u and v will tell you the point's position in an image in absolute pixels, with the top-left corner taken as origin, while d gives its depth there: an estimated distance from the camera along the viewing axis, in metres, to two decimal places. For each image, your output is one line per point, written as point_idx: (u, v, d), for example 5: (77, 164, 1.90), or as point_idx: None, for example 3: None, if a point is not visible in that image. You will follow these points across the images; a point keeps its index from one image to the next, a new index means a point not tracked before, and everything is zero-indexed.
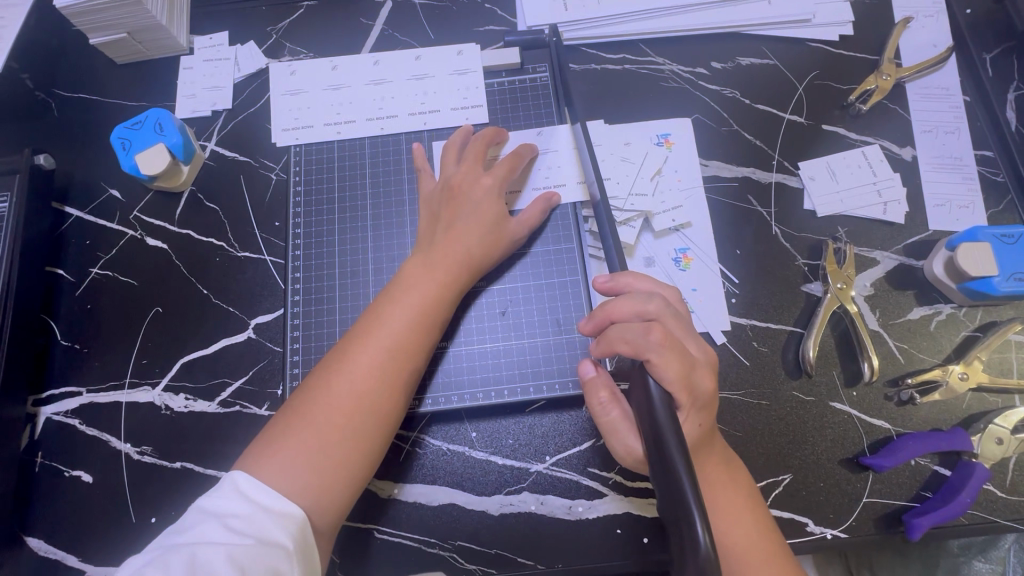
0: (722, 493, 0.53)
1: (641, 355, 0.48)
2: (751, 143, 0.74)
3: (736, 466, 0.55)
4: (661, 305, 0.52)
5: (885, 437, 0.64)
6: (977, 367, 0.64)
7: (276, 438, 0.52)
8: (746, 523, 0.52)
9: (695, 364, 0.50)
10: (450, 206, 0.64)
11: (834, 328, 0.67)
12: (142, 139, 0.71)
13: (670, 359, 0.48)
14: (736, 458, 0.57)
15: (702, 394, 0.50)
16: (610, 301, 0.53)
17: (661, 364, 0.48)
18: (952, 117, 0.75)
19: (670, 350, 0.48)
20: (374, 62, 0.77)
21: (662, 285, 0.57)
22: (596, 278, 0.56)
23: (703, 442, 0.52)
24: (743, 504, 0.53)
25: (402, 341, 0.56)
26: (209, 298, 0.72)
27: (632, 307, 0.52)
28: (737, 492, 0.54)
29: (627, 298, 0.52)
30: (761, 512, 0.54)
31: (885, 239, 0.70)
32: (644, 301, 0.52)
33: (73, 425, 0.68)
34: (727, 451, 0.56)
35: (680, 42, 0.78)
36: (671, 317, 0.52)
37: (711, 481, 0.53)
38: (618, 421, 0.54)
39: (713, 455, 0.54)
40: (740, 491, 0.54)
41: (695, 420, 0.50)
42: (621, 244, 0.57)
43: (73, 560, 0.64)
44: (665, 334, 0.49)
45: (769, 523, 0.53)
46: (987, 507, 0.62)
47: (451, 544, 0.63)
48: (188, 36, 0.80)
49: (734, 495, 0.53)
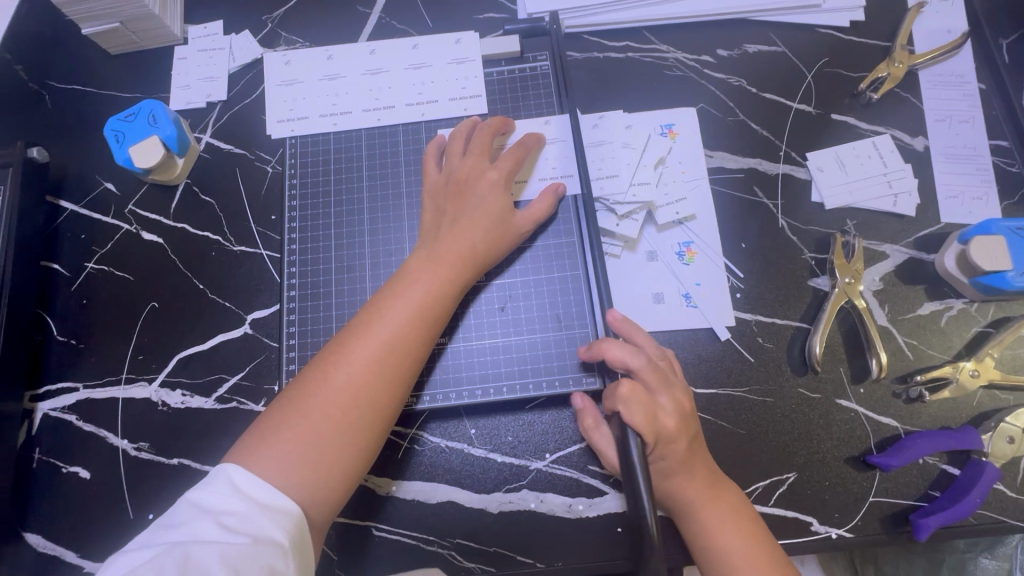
0: (706, 510, 0.53)
1: (611, 407, 0.52)
2: (757, 134, 0.72)
3: (723, 484, 0.55)
4: (646, 360, 0.54)
5: (892, 436, 0.63)
6: (988, 364, 0.63)
7: (270, 430, 0.51)
8: (736, 536, 0.52)
9: (663, 412, 0.52)
10: (455, 201, 0.63)
11: (841, 323, 0.66)
12: (136, 131, 0.70)
13: (637, 411, 0.50)
14: (721, 475, 0.57)
15: (669, 431, 0.52)
16: (605, 340, 0.55)
17: (627, 412, 0.50)
18: (966, 105, 0.72)
19: (641, 401, 0.51)
20: (371, 51, 0.75)
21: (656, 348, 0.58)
22: (612, 312, 0.58)
23: (679, 467, 0.54)
24: (732, 519, 0.53)
25: (403, 336, 0.55)
26: (206, 293, 0.71)
27: (622, 354, 0.54)
28: (723, 506, 0.54)
29: (620, 346, 0.54)
30: (749, 521, 0.53)
31: (895, 232, 0.68)
32: (633, 354, 0.54)
33: (70, 420, 0.68)
34: (715, 471, 0.56)
35: (685, 29, 0.76)
36: (653, 372, 0.53)
37: (693, 498, 0.54)
38: (603, 446, 0.59)
39: (697, 473, 0.54)
40: (726, 508, 0.54)
41: (663, 455, 0.53)
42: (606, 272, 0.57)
43: (72, 556, 0.64)
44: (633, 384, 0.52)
45: (758, 531, 0.53)
46: (996, 506, 0.61)
47: (450, 542, 0.62)
48: (182, 26, 0.78)
49: (720, 510, 0.53)
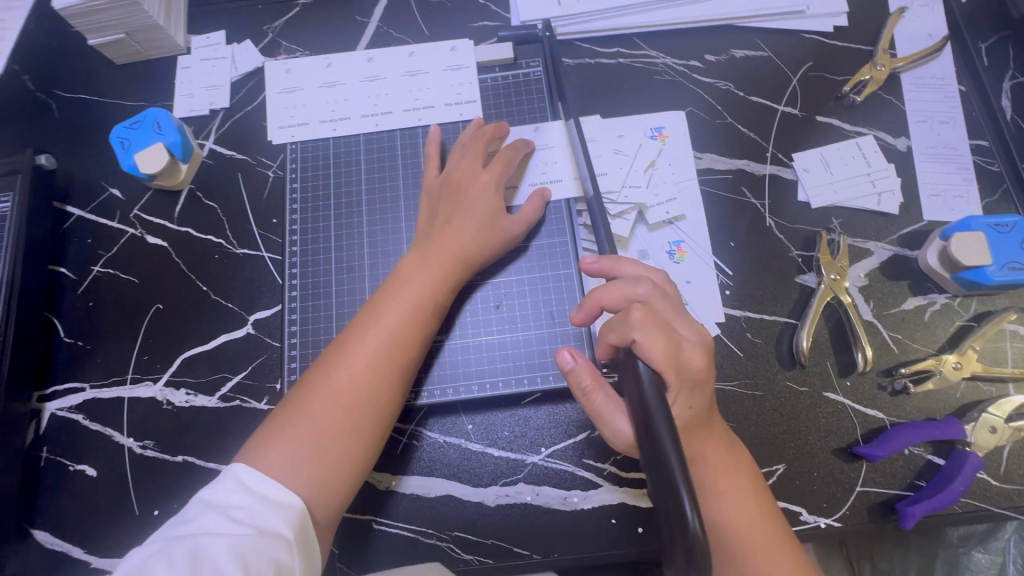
0: (722, 473, 0.54)
1: (626, 336, 0.50)
2: (745, 136, 0.74)
3: (738, 449, 0.56)
4: (650, 286, 0.54)
5: (879, 427, 0.64)
6: (971, 356, 0.64)
7: (276, 432, 0.52)
8: (744, 502, 0.53)
9: (685, 343, 0.51)
10: (447, 202, 0.65)
11: (828, 318, 0.68)
12: (141, 138, 0.72)
13: (655, 339, 0.48)
14: (737, 440, 0.57)
15: (693, 371, 0.51)
16: (597, 288, 0.55)
17: (648, 344, 0.48)
18: (947, 107, 0.75)
19: (656, 327, 0.49)
20: (369, 58, 0.78)
21: (649, 269, 0.58)
22: (587, 259, 0.57)
23: (699, 421, 0.53)
24: (744, 486, 0.54)
25: (398, 335, 0.57)
26: (209, 295, 0.73)
27: (622, 291, 0.54)
28: (737, 472, 0.54)
29: (617, 284, 0.54)
30: (763, 494, 0.55)
31: (879, 230, 0.70)
32: (634, 284, 0.54)
33: (77, 420, 0.69)
34: (728, 436, 0.57)
35: (674, 35, 0.78)
36: (660, 298, 0.53)
37: (710, 461, 0.54)
38: (604, 407, 0.54)
39: (712, 437, 0.55)
40: (742, 474, 0.54)
41: (687, 400, 0.51)
42: (610, 234, 0.58)
43: (79, 552, 0.65)
44: (646, 310, 0.50)
45: (770, 505, 0.54)
46: (980, 495, 0.62)
47: (448, 534, 0.64)
48: (185, 35, 0.81)
49: (734, 474, 0.54)
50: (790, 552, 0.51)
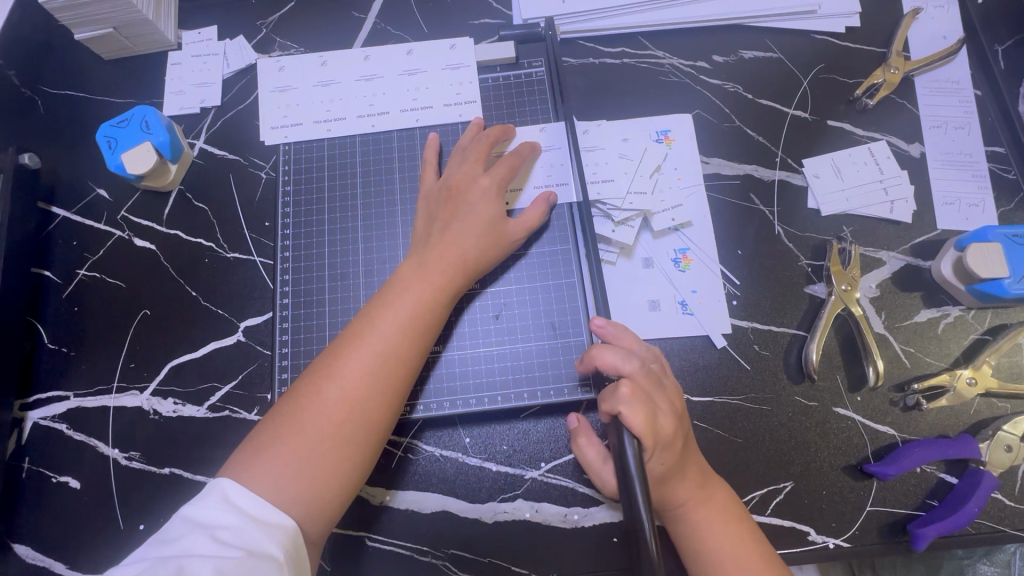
0: (696, 507, 0.54)
1: (613, 409, 0.50)
2: (753, 140, 0.72)
3: (713, 482, 0.56)
4: (638, 363, 0.54)
5: (890, 445, 0.62)
6: (986, 372, 0.62)
7: (264, 445, 0.50)
8: (720, 532, 0.53)
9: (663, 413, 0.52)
10: (448, 208, 0.63)
11: (838, 330, 0.65)
12: (127, 137, 0.69)
13: (639, 413, 0.50)
14: (711, 472, 0.57)
15: (664, 434, 0.51)
16: (592, 349, 0.55)
17: (630, 415, 0.49)
18: (962, 112, 0.72)
19: (639, 403, 0.50)
20: (365, 57, 0.75)
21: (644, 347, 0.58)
22: (595, 320, 0.58)
23: (675, 471, 0.53)
24: (720, 517, 0.54)
25: (394, 346, 0.54)
26: (198, 301, 0.70)
27: (613, 360, 0.54)
28: (712, 505, 0.54)
29: (608, 350, 0.54)
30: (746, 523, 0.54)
31: (892, 239, 0.68)
32: (624, 357, 0.54)
33: (60, 429, 0.67)
34: (704, 468, 0.56)
35: (681, 35, 0.76)
36: (646, 375, 0.54)
37: (685, 498, 0.54)
38: (593, 461, 0.59)
39: (687, 479, 0.54)
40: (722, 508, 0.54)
41: (659, 459, 0.51)
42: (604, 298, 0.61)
43: (61, 567, 0.63)
44: (633, 387, 0.51)
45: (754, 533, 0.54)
46: (994, 515, 0.61)
47: (444, 552, 0.62)
48: (175, 30, 0.78)
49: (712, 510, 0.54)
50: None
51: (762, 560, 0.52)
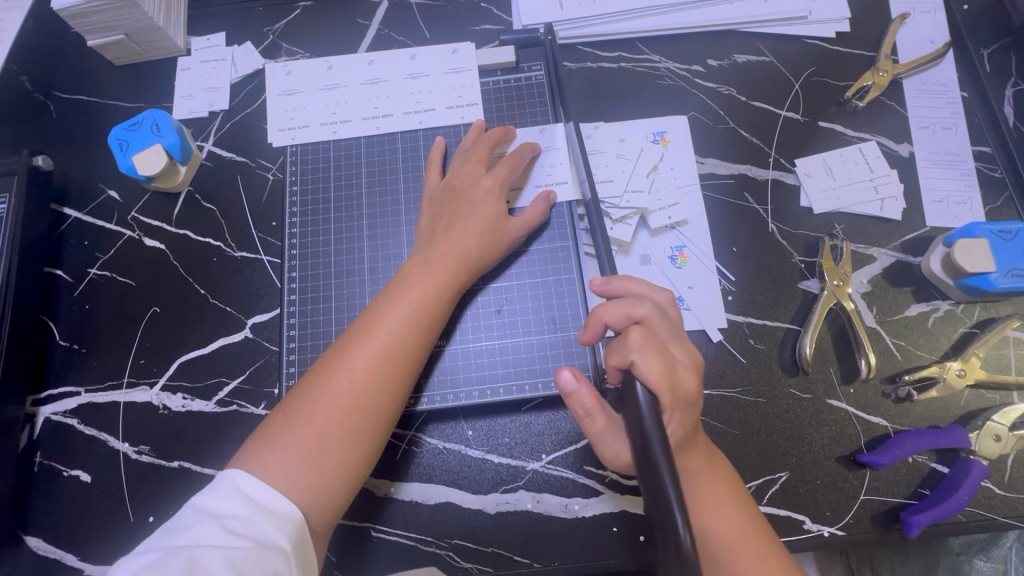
0: (704, 483, 0.54)
1: (626, 358, 0.50)
2: (747, 141, 0.74)
3: (719, 460, 0.57)
4: (651, 308, 0.54)
5: (882, 435, 0.64)
6: (975, 364, 0.64)
7: (275, 435, 0.52)
8: (729, 510, 0.53)
9: (677, 366, 0.52)
10: (451, 207, 0.65)
11: (831, 325, 0.67)
12: (139, 139, 0.71)
13: (654, 362, 0.49)
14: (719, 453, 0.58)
15: (681, 389, 0.51)
16: (599, 307, 0.55)
17: (644, 364, 0.49)
18: (949, 113, 0.75)
19: (653, 351, 0.50)
20: (370, 61, 0.77)
21: (657, 290, 0.58)
22: (594, 279, 0.58)
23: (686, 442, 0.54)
24: (727, 494, 0.54)
25: (400, 339, 0.56)
26: (207, 298, 0.72)
27: (622, 311, 0.54)
28: (720, 482, 0.55)
29: (617, 304, 0.54)
30: (747, 502, 0.55)
31: (883, 236, 0.70)
32: (634, 304, 0.54)
33: (71, 425, 0.68)
34: (710, 448, 0.57)
35: (676, 40, 0.78)
36: (659, 320, 0.53)
37: (694, 472, 0.54)
38: (603, 429, 0.54)
39: (695, 454, 0.55)
40: (726, 486, 0.55)
41: (677, 415, 0.51)
42: (607, 245, 0.59)
43: (72, 559, 0.64)
44: (645, 334, 0.51)
45: (754, 514, 0.55)
46: (984, 504, 0.62)
47: (448, 542, 0.63)
48: (184, 37, 0.80)
49: (717, 488, 0.54)
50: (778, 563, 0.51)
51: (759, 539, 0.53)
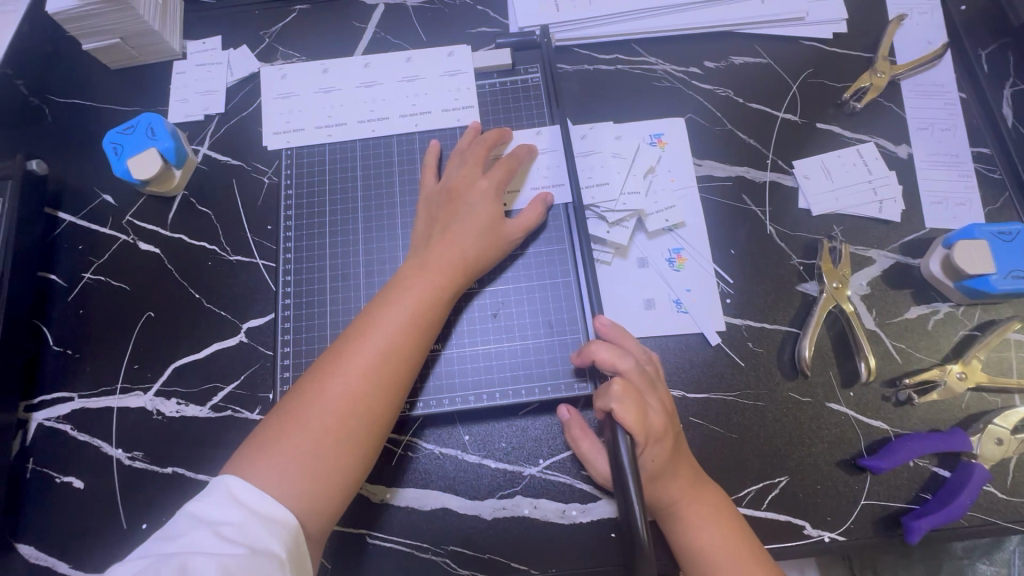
0: (690, 505, 0.55)
1: (605, 405, 0.52)
2: (745, 143, 0.73)
3: (706, 482, 0.57)
4: (632, 363, 0.55)
5: (883, 439, 0.63)
6: (975, 366, 0.63)
7: (269, 441, 0.51)
8: (714, 531, 0.54)
9: (653, 406, 0.54)
10: (447, 209, 0.65)
11: (830, 327, 0.67)
12: (133, 143, 0.71)
13: (630, 408, 0.51)
14: (703, 472, 0.58)
15: (655, 428, 0.53)
16: (591, 345, 0.57)
17: (622, 410, 0.50)
18: (948, 114, 0.74)
19: (632, 400, 0.52)
20: (365, 64, 0.77)
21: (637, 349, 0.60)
22: (600, 319, 0.60)
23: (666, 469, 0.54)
24: (714, 515, 0.55)
25: (396, 343, 0.56)
26: (202, 303, 0.72)
27: (609, 358, 0.55)
28: (705, 503, 0.55)
29: (606, 346, 0.56)
30: (734, 520, 0.55)
31: (881, 238, 0.70)
32: (619, 355, 0.55)
33: (65, 430, 0.68)
34: (697, 468, 0.57)
35: (673, 42, 0.78)
36: (639, 374, 0.55)
37: (677, 496, 0.55)
38: (587, 451, 0.61)
39: (679, 475, 0.55)
40: (711, 504, 0.56)
41: (651, 454, 0.53)
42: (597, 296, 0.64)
43: (64, 567, 0.64)
44: (626, 383, 0.53)
45: (742, 530, 0.55)
46: (986, 508, 0.61)
47: (444, 549, 0.62)
48: (180, 40, 0.80)
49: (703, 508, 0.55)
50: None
51: (748, 554, 0.53)
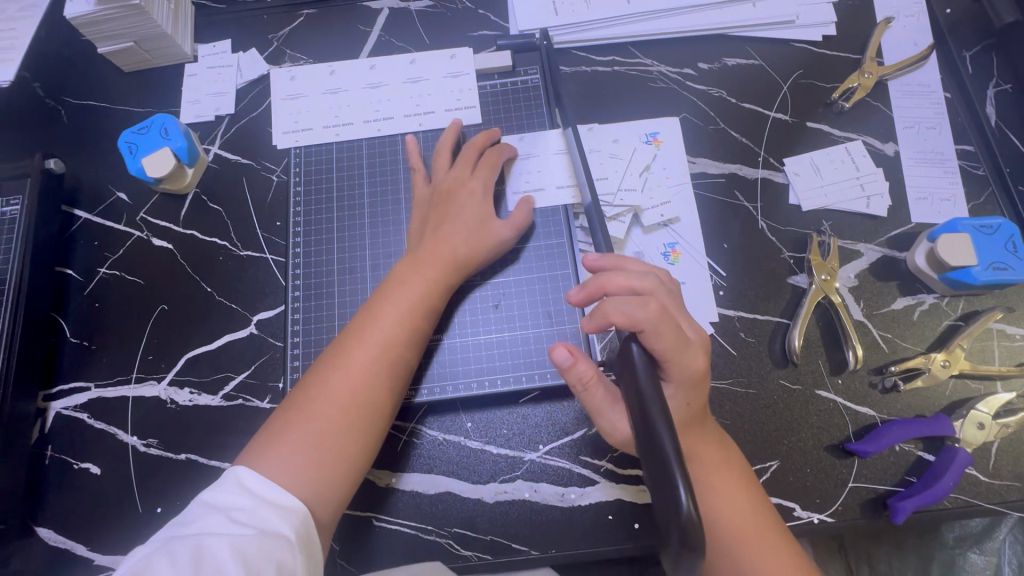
0: (717, 472, 0.56)
1: (635, 323, 0.50)
2: (737, 141, 0.76)
3: (732, 453, 0.58)
4: (653, 283, 0.55)
5: (870, 424, 0.66)
6: (959, 355, 0.66)
7: (276, 433, 0.54)
8: (741, 498, 0.55)
9: (692, 344, 0.53)
10: (438, 209, 0.67)
11: (819, 318, 0.69)
12: (148, 144, 0.74)
13: (665, 332, 0.50)
14: (731, 443, 0.59)
15: (697, 367, 0.53)
16: (602, 275, 0.55)
17: (655, 335, 0.50)
18: (933, 113, 0.77)
19: (666, 324, 0.51)
20: (371, 66, 0.80)
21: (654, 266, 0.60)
22: (588, 256, 0.58)
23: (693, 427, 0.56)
24: (737, 484, 0.56)
25: (393, 337, 0.59)
26: (214, 296, 0.74)
27: (625, 283, 0.54)
28: (732, 470, 0.56)
29: (622, 274, 0.55)
30: (757, 491, 0.57)
31: (869, 232, 0.72)
32: (636, 278, 0.55)
33: (81, 419, 0.70)
34: (723, 438, 0.59)
35: (667, 44, 0.81)
36: (662, 292, 0.55)
37: (705, 459, 0.56)
38: (602, 400, 0.56)
39: (707, 440, 0.57)
40: (735, 472, 0.57)
41: (682, 396, 0.53)
42: (608, 235, 0.61)
43: (82, 549, 0.66)
44: (659, 305, 0.51)
45: (762, 500, 0.56)
46: (969, 491, 0.64)
47: (448, 531, 0.65)
48: (191, 44, 0.83)
49: (729, 474, 0.56)
50: (782, 548, 0.53)
51: (767, 526, 0.54)
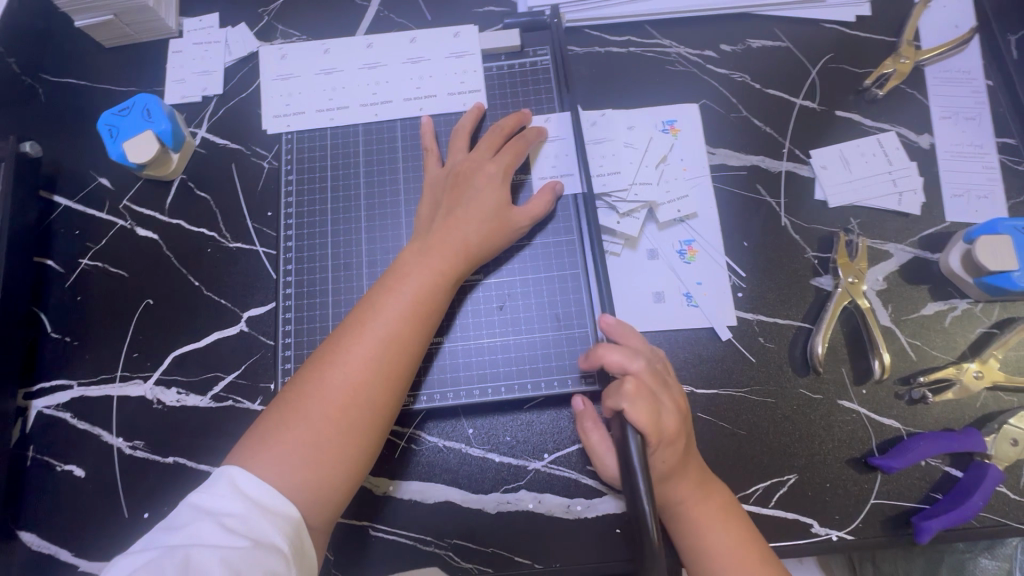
0: (695, 505, 0.54)
1: (615, 405, 0.50)
2: (761, 131, 0.71)
3: (711, 481, 0.56)
4: (644, 363, 0.53)
5: (895, 438, 0.62)
6: (992, 365, 0.62)
7: (270, 432, 0.50)
8: (720, 532, 0.53)
9: (665, 407, 0.52)
10: (452, 193, 0.63)
11: (844, 323, 0.65)
12: (129, 126, 0.69)
13: (642, 410, 0.49)
14: (712, 473, 0.57)
15: (668, 430, 0.51)
16: (602, 345, 0.54)
17: (634, 412, 0.48)
18: (973, 102, 0.71)
19: (643, 402, 0.50)
20: (369, 44, 0.74)
21: (648, 350, 0.57)
22: (606, 316, 0.57)
23: (676, 470, 0.53)
24: (718, 515, 0.54)
25: (396, 332, 0.54)
26: (201, 291, 0.70)
27: (620, 360, 0.53)
28: (712, 502, 0.54)
29: (616, 348, 0.53)
30: (741, 519, 0.54)
31: (900, 231, 0.68)
32: (631, 356, 0.53)
33: (64, 418, 0.67)
34: (703, 468, 0.56)
35: (688, 24, 0.75)
36: (652, 375, 0.53)
37: (684, 496, 0.54)
38: (597, 443, 0.59)
39: (686, 479, 0.54)
40: (714, 503, 0.54)
41: (662, 456, 0.51)
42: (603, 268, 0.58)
43: (67, 555, 0.63)
44: (638, 386, 0.50)
45: (748, 528, 0.54)
46: (999, 509, 0.61)
47: (447, 542, 0.62)
48: (176, 18, 0.77)
49: (709, 506, 0.54)
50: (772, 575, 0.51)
51: (754, 556, 0.52)
